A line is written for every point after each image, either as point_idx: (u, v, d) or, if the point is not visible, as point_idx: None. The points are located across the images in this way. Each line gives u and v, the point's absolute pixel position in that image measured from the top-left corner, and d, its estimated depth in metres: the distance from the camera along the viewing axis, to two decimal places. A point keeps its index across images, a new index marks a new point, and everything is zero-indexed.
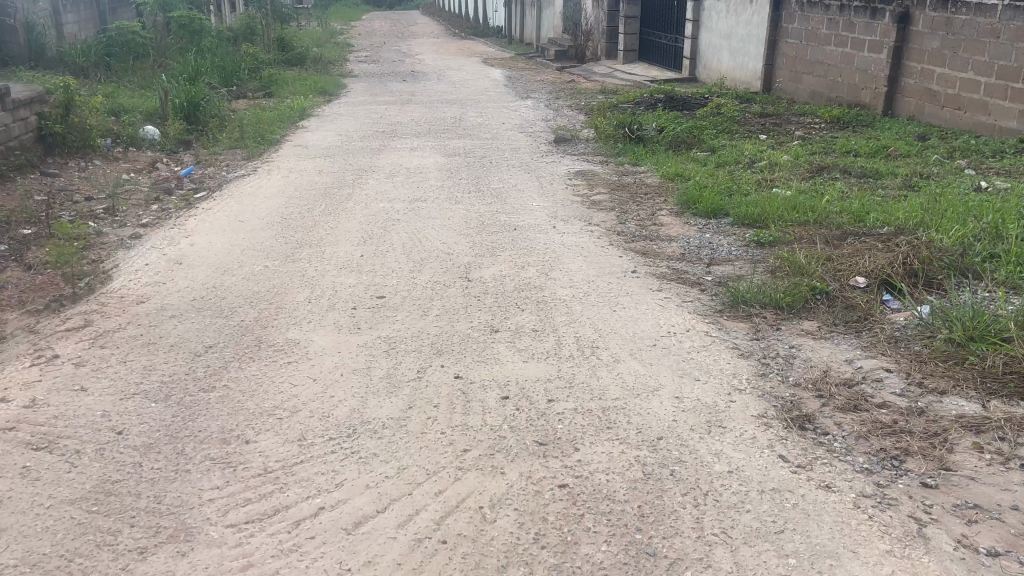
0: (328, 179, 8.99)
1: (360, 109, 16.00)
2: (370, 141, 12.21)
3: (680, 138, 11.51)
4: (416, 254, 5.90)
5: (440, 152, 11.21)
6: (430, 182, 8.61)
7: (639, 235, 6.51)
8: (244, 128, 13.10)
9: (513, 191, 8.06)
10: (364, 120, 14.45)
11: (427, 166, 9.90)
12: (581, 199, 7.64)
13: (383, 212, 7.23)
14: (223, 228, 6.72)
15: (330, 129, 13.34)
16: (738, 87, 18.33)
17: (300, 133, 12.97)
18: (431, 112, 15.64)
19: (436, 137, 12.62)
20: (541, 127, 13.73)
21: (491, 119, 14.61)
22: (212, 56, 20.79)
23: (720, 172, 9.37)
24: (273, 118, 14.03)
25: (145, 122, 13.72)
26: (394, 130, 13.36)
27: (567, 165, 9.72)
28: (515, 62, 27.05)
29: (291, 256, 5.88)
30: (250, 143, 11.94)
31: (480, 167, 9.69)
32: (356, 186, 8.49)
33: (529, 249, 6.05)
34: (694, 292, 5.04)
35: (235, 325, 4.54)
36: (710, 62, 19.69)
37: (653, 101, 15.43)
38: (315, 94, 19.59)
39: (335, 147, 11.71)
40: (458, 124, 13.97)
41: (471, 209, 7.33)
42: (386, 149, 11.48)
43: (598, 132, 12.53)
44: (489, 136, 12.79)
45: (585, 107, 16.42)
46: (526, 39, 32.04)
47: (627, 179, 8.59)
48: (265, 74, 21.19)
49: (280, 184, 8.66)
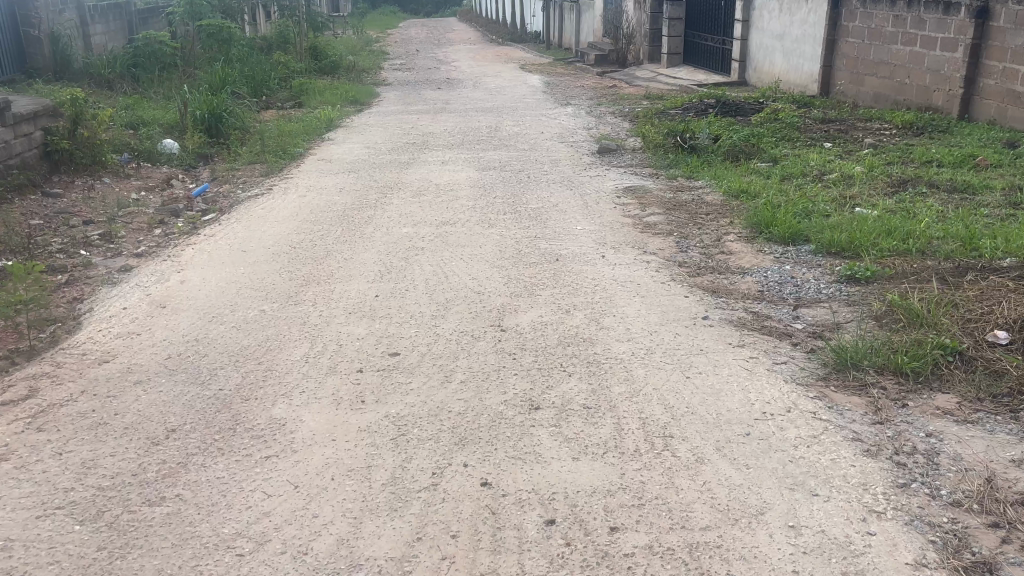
0: (348, 199, 8.11)
1: (392, 119, 15.20)
2: (399, 154, 11.35)
3: (738, 147, 10.45)
4: (440, 294, 4.96)
5: (474, 165, 10.28)
6: (460, 202, 7.68)
7: (704, 266, 5.51)
8: (266, 141, 12.34)
9: (553, 212, 7.09)
10: (395, 130, 13.61)
11: (459, 182, 8.98)
12: (631, 222, 6.66)
13: (406, 239, 6.31)
14: (222, 260, 5.85)
15: (357, 141, 12.50)
16: (793, 90, 17.15)
17: (326, 145, 12.16)
18: (466, 120, 14.76)
19: (470, 148, 11.71)
20: (582, 136, 12.77)
21: (530, 128, 13.66)
22: (241, 65, 20.20)
23: (788, 186, 8.30)
24: (297, 129, 13.26)
25: (164, 135, 13.05)
26: (426, 141, 12.48)
27: (613, 180, 8.73)
28: (554, 67, 26.11)
29: (293, 298, 4.98)
30: (270, 157, 11.16)
31: (517, 183, 8.75)
32: (378, 207, 7.61)
33: (574, 285, 5.09)
34: (786, 349, 4.02)
35: (208, 398, 3.62)
36: (762, 64, 18.54)
37: (704, 106, 14.38)
38: (346, 103, 18.85)
39: (361, 161, 10.86)
40: (494, 134, 13.04)
41: (506, 235, 6.38)
42: (416, 163, 10.60)
43: (645, 141, 11.53)
44: (527, 146, 11.85)
45: (630, 113, 15.39)
46: (565, 43, 31.07)
47: (682, 197, 7.58)
48: (296, 83, 20.54)
49: (296, 205, 7.80)
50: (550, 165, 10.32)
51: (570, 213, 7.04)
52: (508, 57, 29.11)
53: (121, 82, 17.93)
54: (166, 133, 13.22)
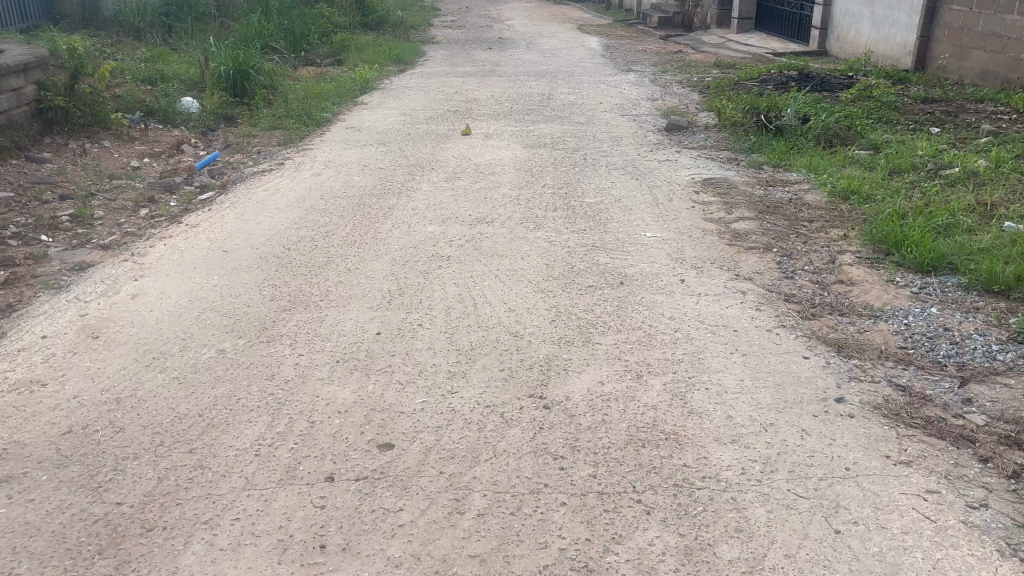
0: (368, 180, 6.83)
1: (434, 82, 13.84)
2: (437, 124, 10.04)
3: (831, 129, 8.93)
4: (460, 335, 3.66)
5: (521, 142, 8.92)
6: (500, 192, 6.34)
7: (819, 305, 4.14)
8: (291, 103, 11.10)
9: (613, 212, 5.72)
10: (436, 95, 12.28)
11: (502, 164, 7.64)
12: (716, 231, 5.28)
13: (430, 244, 5.01)
14: (194, 265, 4.61)
15: (393, 107, 11.21)
16: (882, 63, 15.36)
17: (358, 111, 10.88)
18: (515, 86, 13.35)
19: (518, 120, 10.33)
20: (645, 109, 11.31)
21: (586, 98, 12.19)
22: (280, 18, 19.00)
23: (901, 184, 6.80)
24: (328, 91, 12.00)
25: (183, 92, 11.90)
26: (469, 109, 11.12)
27: (686, 168, 7.31)
28: (614, 30, 24.41)
29: (268, 330, 3.74)
30: (293, 122, 9.93)
31: (573, 167, 7.38)
32: (403, 193, 6.35)
33: (644, 328, 3.77)
34: (976, 469, 2.66)
35: (93, 522, 2.39)
36: (847, 33, 16.74)
37: (783, 79, 12.77)
38: (388, 62, 17.53)
39: (393, 131, 9.55)
40: (546, 104, 11.61)
41: (555, 244, 5.05)
42: (455, 136, 9.28)
43: (719, 118, 10.03)
44: (584, 119, 10.42)
45: (699, 83, 13.80)
46: (625, 5, 29.30)
47: (775, 196, 6.14)
48: (337, 39, 19.28)
49: (306, 186, 6.55)
50: (609, 144, 8.90)
51: (637, 214, 5.67)
52: (564, 17, 27.42)
53: (151, 32, 16.83)
54: (187, 90, 12.07)
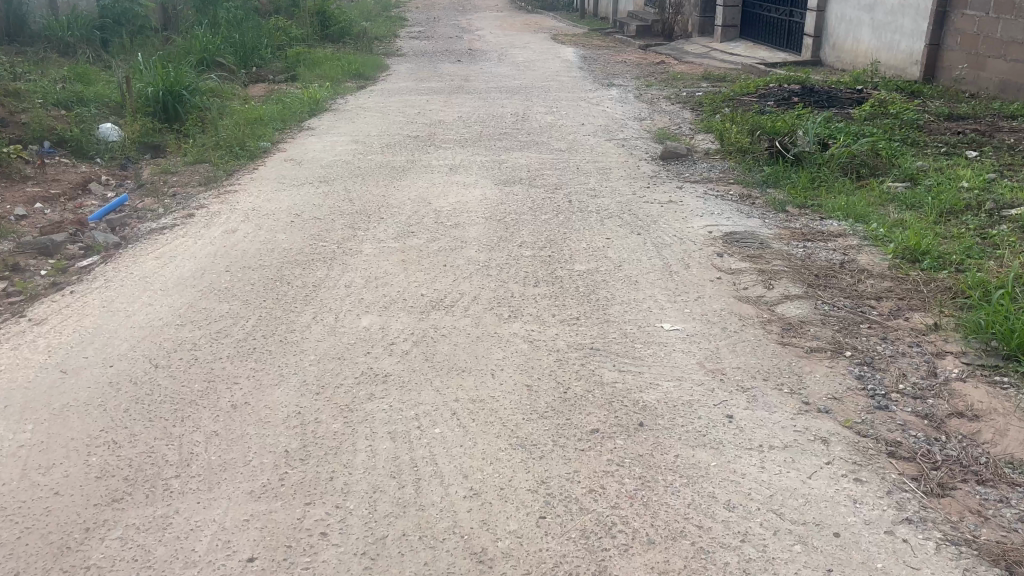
0: (297, 239, 5.38)
1: (396, 101, 12.43)
2: (392, 154, 8.63)
3: (858, 155, 7.58)
4: (389, 561, 2.24)
5: (492, 177, 7.53)
6: (466, 256, 4.92)
7: (945, 464, 2.72)
8: (226, 126, 9.66)
9: (613, 288, 4.32)
10: (396, 117, 10.87)
11: (468, 211, 6.23)
12: (758, 319, 3.87)
13: (363, 350, 3.57)
14: (7, 400, 3.15)
15: (345, 133, 9.78)
16: (885, 72, 14.11)
17: (303, 138, 9.43)
18: (486, 105, 11.98)
19: (489, 149, 8.94)
20: (632, 133, 9.99)
21: (566, 118, 10.84)
22: (228, 30, 17.53)
23: (966, 232, 5.44)
24: (272, 113, 10.56)
25: (104, 118, 10.47)
26: (433, 135, 9.73)
27: (697, 211, 5.93)
28: (591, 39, 23.16)
29: (68, 554, 2.30)
30: (224, 154, 8.48)
31: (556, 214, 5.97)
32: (340, 258, 4.93)
33: (687, 532, 2.35)
34: None
35: None
36: (844, 41, 15.51)
37: (785, 95, 11.48)
38: (347, 78, 16.11)
39: (341, 164, 8.10)
40: (521, 127, 10.23)
41: (539, 344, 3.63)
42: (414, 169, 7.88)
43: (721, 143, 8.68)
44: (565, 148, 9.05)
45: (689, 99, 12.47)
46: (601, 13, 28.16)
47: (821, 258, 4.75)
48: (293, 52, 17.90)
49: (215, 249, 5.10)
50: (596, 178, 7.52)
51: (647, 290, 4.27)
52: (538, 26, 26.12)
53: (83, 48, 15.31)
54: (109, 116, 10.60)
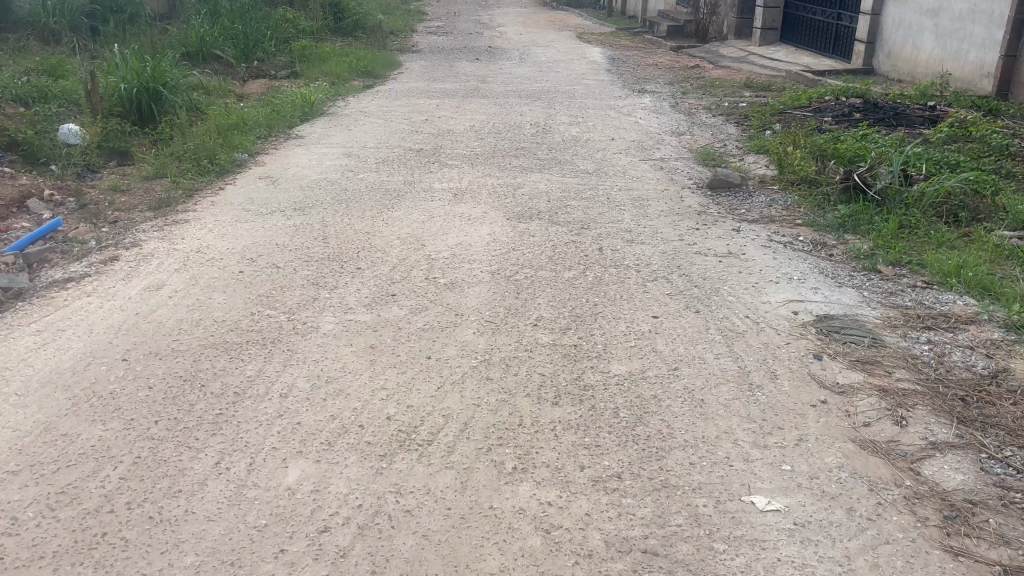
0: (239, 301, 4.05)
1: (402, 104, 11.15)
2: (387, 173, 7.33)
3: (954, 193, 6.17)
4: None
5: (504, 209, 6.20)
6: (460, 340, 3.58)
7: None
8: (201, 129, 8.38)
9: (668, 411, 2.98)
10: (400, 125, 9.58)
11: (469, 261, 4.90)
12: (900, 493, 2.52)
13: (277, 543, 2.25)
14: None
15: (339, 143, 8.50)
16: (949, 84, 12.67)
17: (288, 150, 8.14)
18: (503, 112, 10.66)
19: (503, 170, 7.61)
20: (669, 152, 8.63)
21: (593, 131, 9.48)
22: (230, 21, 16.28)
23: None
24: (260, 117, 9.29)
25: (68, 116, 9.24)
26: (439, 149, 8.44)
27: (770, 272, 4.55)
28: (619, 39, 21.76)
29: None
30: (190, 167, 7.21)
31: (582, 270, 4.62)
32: (288, 338, 3.60)
33: None
34: None
35: None
36: (904, 49, 14.12)
37: (844, 111, 10.08)
38: (354, 76, 14.82)
39: (325, 186, 6.79)
40: (542, 142, 8.91)
41: (559, 537, 2.29)
42: (412, 195, 6.58)
43: (779, 168, 7.30)
44: (592, 170, 7.70)
45: (732, 112, 11.08)
46: (631, 12, 26.79)
47: (958, 364, 3.38)
48: (299, 45, 16.65)
49: (125, 315, 3.79)
50: (632, 213, 6.17)
51: (719, 420, 2.92)
52: (562, 23, 24.75)
53: (68, 36, 14.08)
54: (75, 114, 9.37)
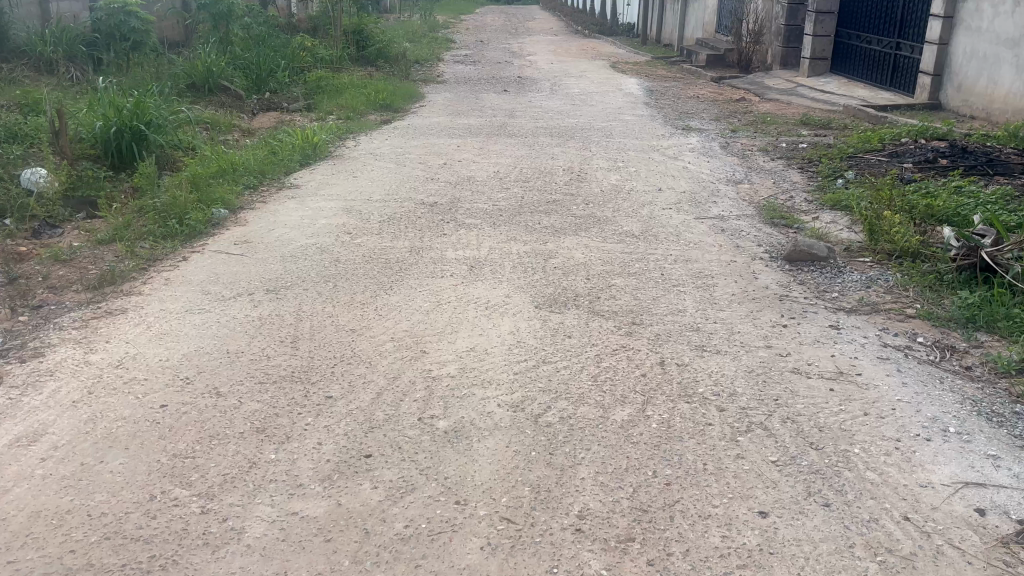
0: (140, 468, 2.79)
1: (418, 144, 9.97)
2: (391, 237, 6.08)
3: None
4: None
5: (532, 291, 4.92)
6: (455, 563, 2.32)
7: None
8: (179, 175, 7.16)
9: None
10: (413, 171, 8.38)
11: (481, 380, 3.61)
12: None
13: None
14: None
15: (338, 194, 7.28)
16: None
17: (279, 203, 6.95)
18: (531, 154, 9.42)
19: (531, 232, 6.33)
20: (727, 207, 7.32)
21: (636, 180, 8.20)
22: (242, 51, 15.26)
23: None
24: (254, 161, 8.11)
25: (36, 159, 8.07)
26: (457, 202, 7.22)
27: (909, 414, 3.20)
28: (655, 69, 20.54)
29: None
30: (156, 229, 5.99)
31: (639, 404, 3.31)
32: (194, 556, 2.35)
33: None
34: None
35: None
36: (978, 82, 12.79)
37: (925, 157, 8.75)
38: (371, 110, 13.70)
39: (312, 255, 5.56)
40: (577, 193, 7.64)
41: None
42: (417, 269, 5.31)
43: (869, 235, 5.97)
44: (638, 232, 6.39)
45: (792, 157, 9.76)
46: (666, 40, 25.68)
47: None
48: (314, 76, 15.59)
49: None
50: (695, 298, 4.85)
51: None
52: (594, 52, 23.57)
53: (65, 66, 13.04)
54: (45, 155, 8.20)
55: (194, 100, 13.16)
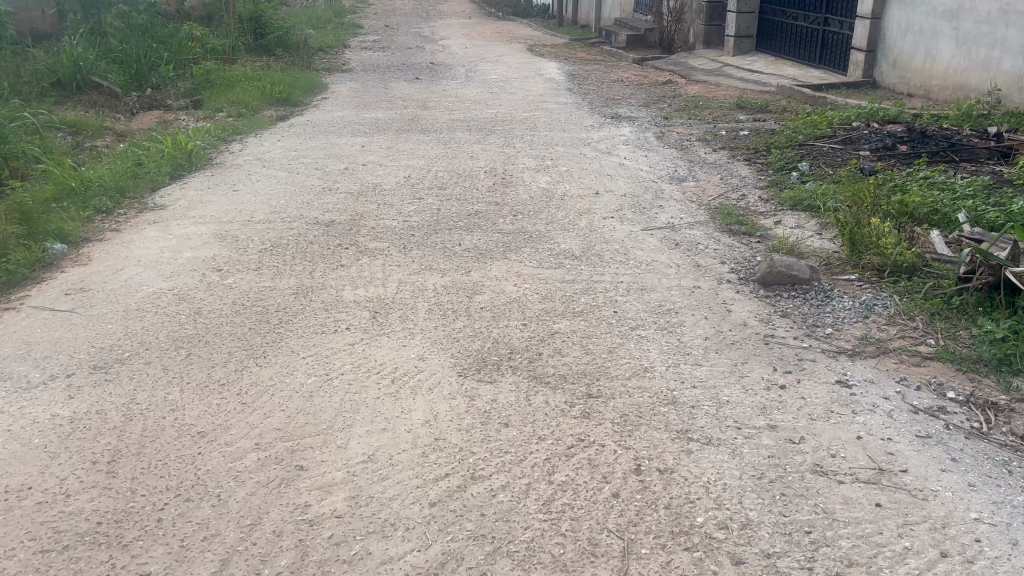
0: None
1: (316, 144, 8.70)
2: (272, 271, 4.87)
3: None
4: None
5: (452, 348, 3.80)
6: None
7: None
8: (9, 200, 5.79)
9: None
10: (308, 180, 7.13)
11: (383, 520, 2.50)
12: None
13: None
14: None
15: (212, 215, 6.02)
16: (971, 96, 11.04)
17: (137, 231, 5.67)
18: (446, 152, 8.27)
19: (449, 258, 5.21)
20: (674, 212, 6.34)
21: (568, 183, 7.15)
22: (117, 42, 13.62)
23: None
24: (112, 176, 6.75)
25: None
26: (360, 219, 6.04)
27: (1006, 554, 2.30)
28: (575, 51, 19.53)
29: None
30: None
31: (617, 559, 2.29)
32: None
33: None
34: None
35: None
36: (915, 57, 12.15)
37: (882, 143, 7.95)
38: (266, 105, 12.29)
39: (166, 307, 4.32)
40: (502, 201, 6.55)
41: None
42: (301, 319, 4.14)
43: (851, 245, 5.05)
44: (578, 251, 5.34)
45: (735, 146, 8.87)
46: (583, 20, 24.71)
47: None
48: (203, 68, 14.02)
49: None
50: (660, 348, 3.81)
51: None
52: (509, 35, 22.41)
53: None
54: None
55: (59, 102, 11.57)
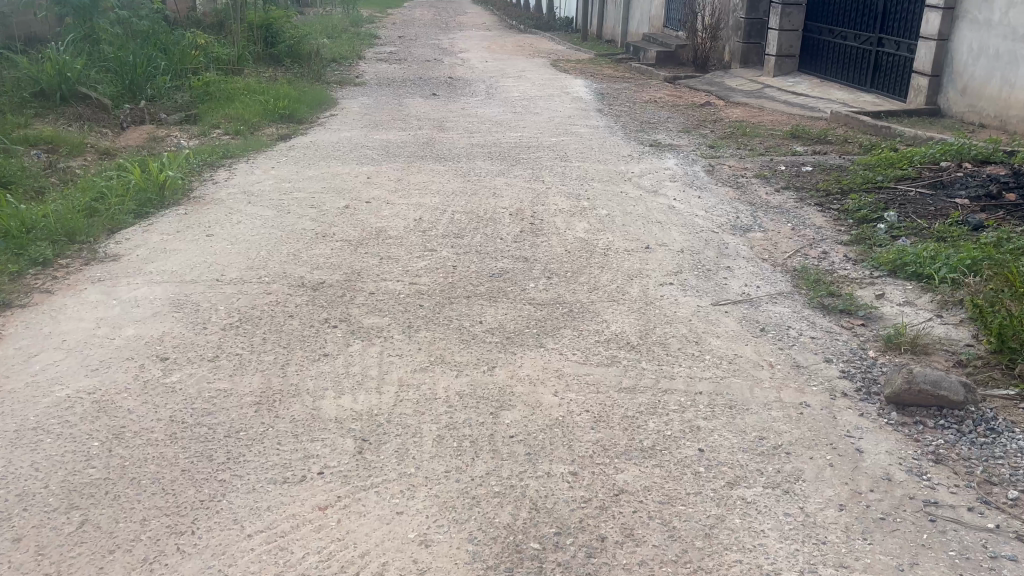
0: None
1: (314, 173, 7.53)
2: (232, 363, 3.66)
3: None
4: None
5: (470, 521, 2.59)
6: None
7: None
8: None
9: None
10: (299, 220, 5.94)
11: None
12: None
13: None
14: None
15: (172, 270, 4.83)
16: None
17: (73, 292, 4.49)
18: (462, 187, 7.08)
19: (466, 343, 4.00)
20: (745, 277, 5.11)
21: (610, 231, 5.94)
22: (111, 49, 12.55)
23: None
24: (62, 213, 5.59)
25: None
26: (354, 278, 4.83)
27: None
28: (603, 67, 18.34)
29: None
30: None
31: None
32: None
33: None
34: None
35: None
36: (988, 83, 10.89)
37: (981, 189, 6.69)
38: (268, 121, 11.15)
39: (77, 422, 3.13)
40: (532, 256, 5.34)
41: None
42: (257, 454, 2.93)
43: (1000, 344, 3.80)
44: (634, 337, 4.11)
45: (800, 185, 7.64)
46: (609, 34, 23.55)
47: None
48: (203, 79, 12.92)
49: None
50: (777, 530, 2.60)
51: None
52: (532, 48, 21.25)
53: None
54: None
55: (40, 116, 10.49)
